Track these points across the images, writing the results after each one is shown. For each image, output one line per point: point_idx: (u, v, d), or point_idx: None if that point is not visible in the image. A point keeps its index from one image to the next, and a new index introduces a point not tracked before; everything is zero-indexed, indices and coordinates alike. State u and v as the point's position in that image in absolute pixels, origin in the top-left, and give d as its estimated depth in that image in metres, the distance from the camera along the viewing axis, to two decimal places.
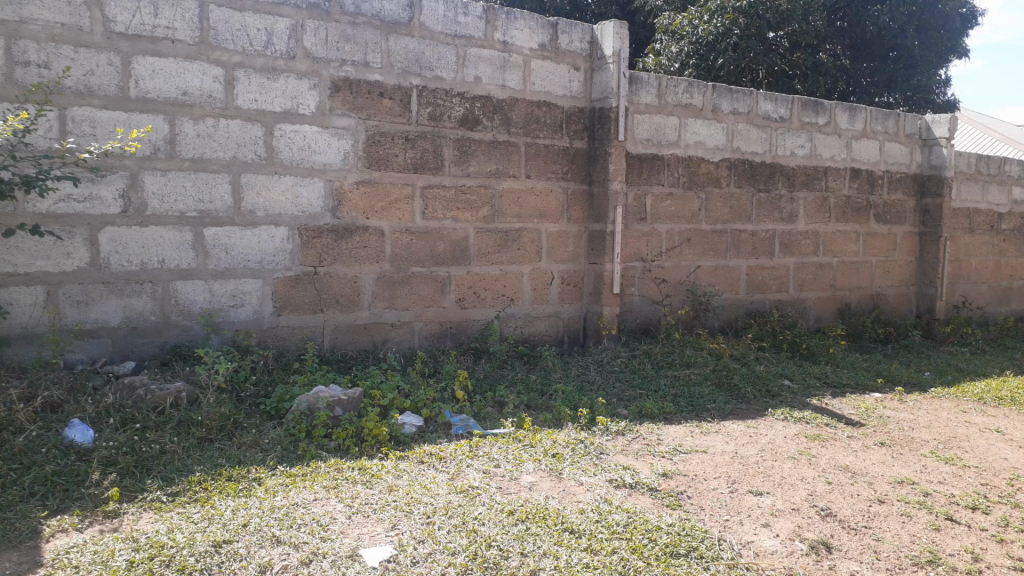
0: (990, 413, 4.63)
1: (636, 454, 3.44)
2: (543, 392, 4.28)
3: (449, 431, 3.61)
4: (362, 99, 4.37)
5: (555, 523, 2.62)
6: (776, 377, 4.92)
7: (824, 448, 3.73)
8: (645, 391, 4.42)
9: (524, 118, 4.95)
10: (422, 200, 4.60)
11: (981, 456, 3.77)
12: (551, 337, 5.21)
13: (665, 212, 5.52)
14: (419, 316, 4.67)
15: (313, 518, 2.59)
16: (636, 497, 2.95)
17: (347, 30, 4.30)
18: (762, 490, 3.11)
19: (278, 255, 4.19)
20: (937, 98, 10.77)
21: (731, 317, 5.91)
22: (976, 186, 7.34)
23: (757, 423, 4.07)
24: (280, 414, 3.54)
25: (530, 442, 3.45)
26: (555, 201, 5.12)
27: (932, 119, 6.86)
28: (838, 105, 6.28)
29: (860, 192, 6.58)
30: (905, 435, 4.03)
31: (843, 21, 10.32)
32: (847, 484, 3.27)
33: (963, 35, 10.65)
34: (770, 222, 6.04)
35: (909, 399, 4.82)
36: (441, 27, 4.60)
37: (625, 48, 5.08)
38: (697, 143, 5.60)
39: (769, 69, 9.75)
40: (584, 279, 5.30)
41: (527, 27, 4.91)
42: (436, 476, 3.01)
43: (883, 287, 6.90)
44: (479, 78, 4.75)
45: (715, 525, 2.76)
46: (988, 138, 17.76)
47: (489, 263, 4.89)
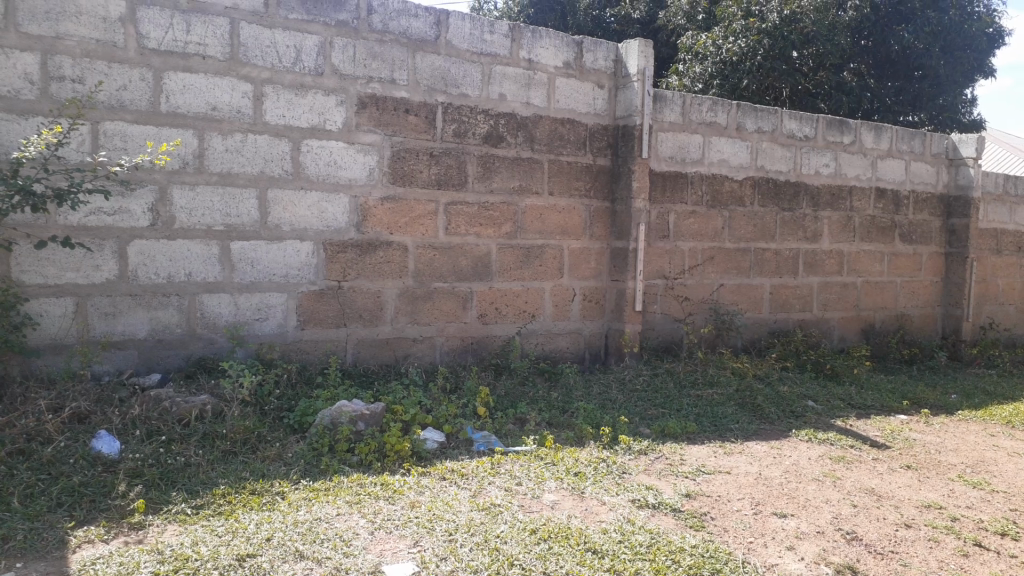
0: (1019, 437, 4.55)
1: (659, 474, 3.42)
2: (565, 409, 4.27)
3: (470, 447, 3.61)
4: (388, 116, 4.41)
5: (577, 542, 2.61)
6: (799, 398, 4.87)
7: (849, 470, 3.69)
8: (668, 410, 4.40)
9: (548, 135, 4.97)
10: (445, 217, 4.63)
11: (1011, 481, 3.71)
12: (572, 354, 5.20)
13: (688, 229, 5.51)
14: (441, 332, 4.68)
15: (336, 533, 2.59)
16: (659, 518, 2.93)
17: (374, 48, 4.35)
18: (786, 512, 3.08)
19: (303, 269, 4.23)
20: (963, 118, 10.68)
21: (754, 335, 5.87)
22: (1003, 207, 7.26)
23: (781, 444, 4.04)
24: (303, 428, 3.56)
25: (551, 460, 3.44)
26: (578, 219, 5.13)
27: (959, 138, 6.81)
28: (863, 124, 6.25)
29: (885, 212, 6.53)
30: (931, 458, 3.98)
31: (867, 40, 10.30)
32: (873, 507, 3.23)
33: (990, 55, 10.50)
34: (794, 241, 6.01)
35: (936, 422, 4.75)
36: (468, 44, 4.65)
37: (650, 67, 5.10)
38: (720, 161, 5.59)
39: (793, 88, 9.75)
40: (606, 296, 5.30)
41: (552, 45, 4.94)
42: (458, 493, 3.01)
43: (908, 307, 6.82)
44: (504, 95, 4.79)
45: (739, 548, 2.73)
46: (1014, 159, 17.61)
47: (511, 279, 4.90)
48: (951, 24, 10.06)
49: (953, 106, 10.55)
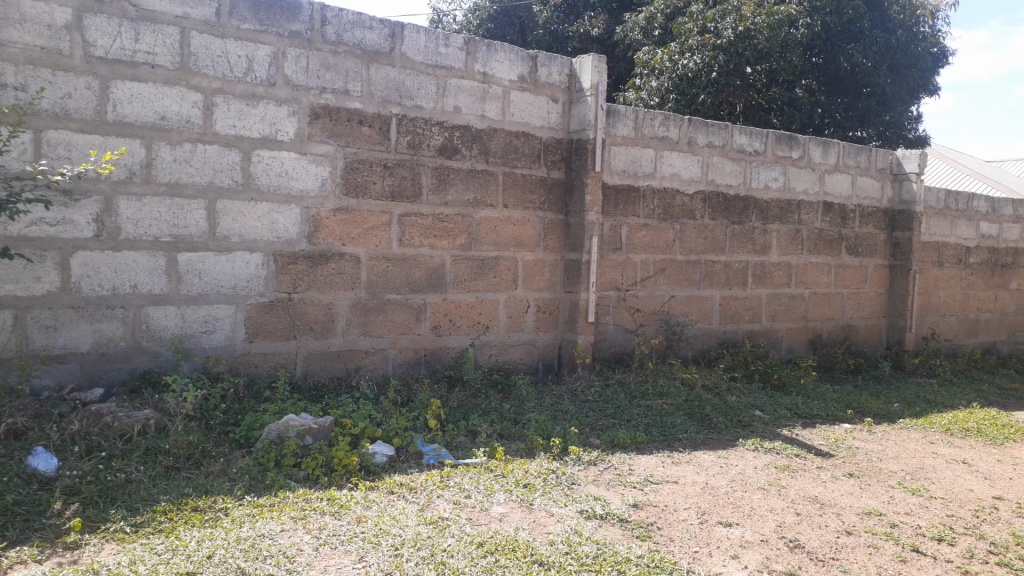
0: (957, 445, 4.68)
1: (608, 485, 3.44)
2: (517, 420, 4.27)
3: (420, 460, 3.59)
4: (341, 127, 4.39)
5: (524, 555, 2.62)
6: (747, 408, 4.95)
7: (793, 479, 3.75)
8: (618, 420, 4.44)
9: (502, 148, 4.99)
10: (398, 228, 4.61)
11: (948, 488, 3.82)
12: (526, 365, 5.21)
13: (640, 242, 5.57)
14: (393, 344, 4.66)
15: (279, 549, 2.56)
16: (606, 529, 2.95)
17: (328, 59, 4.34)
18: (731, 521, 3.12)
19: (252, 281, 4.18)
20: (908, 134, 10.99)
21: (704, 347, 5.95)
22: (945, 221, 7.48)
23: (728, 454, 4.10)
24: (249, 443, 3.51)
25: (501, 472, 3.45)
26: (532, 231, 5.16)
27: (903, 154, 7.00)
28: (811, 140, 6.40)
29: (832, 226, 6.68)
30: (874, 466, 4.07)
31: (818, 57, 10.49)
32: (815, 515, 3.29)
33: (934, 74, 10.85)
34: (743, 253, 6.12)
35: (879, 430, 4.86)
36: (422, 57, 4.65)
37: (603, 82, 5.16)
38: (672, 175, 5.67)
39: (746, 103, 9.94)
40: (560, 308, 5.33)
41: (507, 59, 4.98)
42: (406, 507, 2.99)
43: (854, 317, 6.97)
44: (458, 108, 4.80)
45: (684, 557, 2.76)
46: (956, 175, 18.18)
47: (465, 290, 4.90)
48: (898, 43, 10.38)
49: (900, 122, 10.85)
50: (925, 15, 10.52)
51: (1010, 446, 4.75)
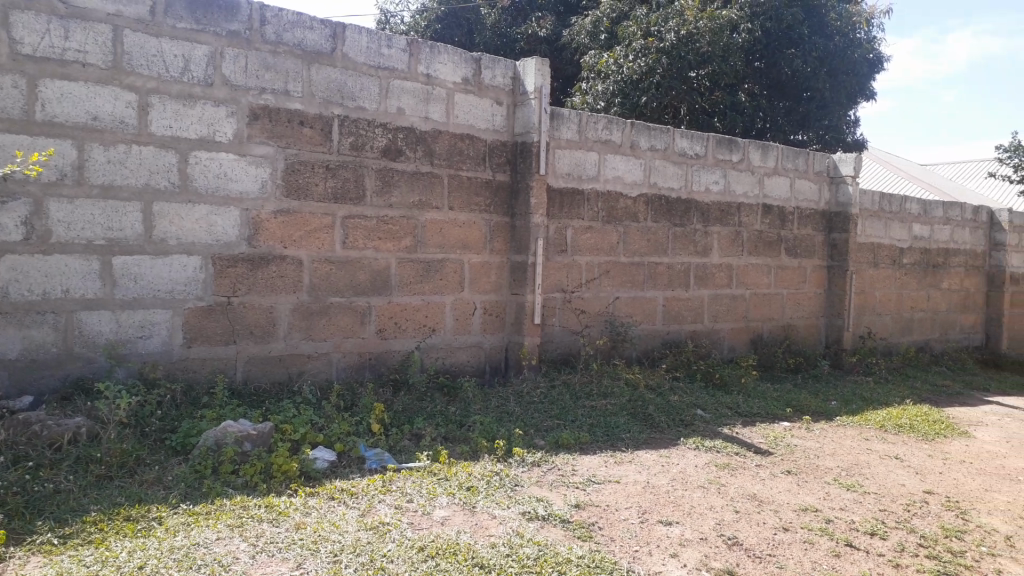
0: (891, 441, 4.82)
1: (551, 486, 3.45)
2: (462, 423, 4.25)
3: (362, 465, 3.55)
4: (281, 128, 4.32)
5: (465, 558, 2.61)
6: (690, 407, 5.02)
7: (732, 476, 3.82)
8: (563, 421, 4.45)
9: (447, 150, 4.98)
10: (342, 230, 4.56)
11: (881, 483, 3.92)
12: (472, 368, 5.19)
13: (585, 244, 5.61)
14: (337, 348, 4.60)
15: (214, 558, 2.51)
16: (548, 530, 2.95)
17: (267, 60, 4.27)
18: (671, 520, 3.16)
19: (190, 284, 4.09)
20: (845, 138, 11.28)
21: (648, 347, 6.02)
22: (879, 223, 7.70)
23: (669, 452, 4.15)
24: (186, 450, 3.43)
25: (444, 475, 3.43)
26: (477, 233, 5.15)
27: (839, 158, 7.18)
28: (750, 143, 6.52)
29: (772, 228, 6.82)
30: (811, 463, 4.16)
31: (760, 62, 10.66)
32: (754, 512, 3.35)
33: (870, 80, 11.16)
34: (685, 255, 6.22)
35: (816, 428, 4.98)
36: (364, 58, 4.61)
37: (547, 85, 5.19)
38: (616, 178, 5.73)
39: (690, 106, 10.08)
40: (506, 310, 5.33)
41: (451, 61, 4.96)
42: (346, 513, 2.95)
43: (794, 317, 7.13)
44: (402, 109, 4.77)
45: (625, 557, 2.79)
46: (892, 177, 18.74)
47: (410, 293, 4.87)
48: (836, 49, 10.64)
49: (838, 127, 11.14)
50: (860, 22, 10.81)
51: (940, 441, 4.91)
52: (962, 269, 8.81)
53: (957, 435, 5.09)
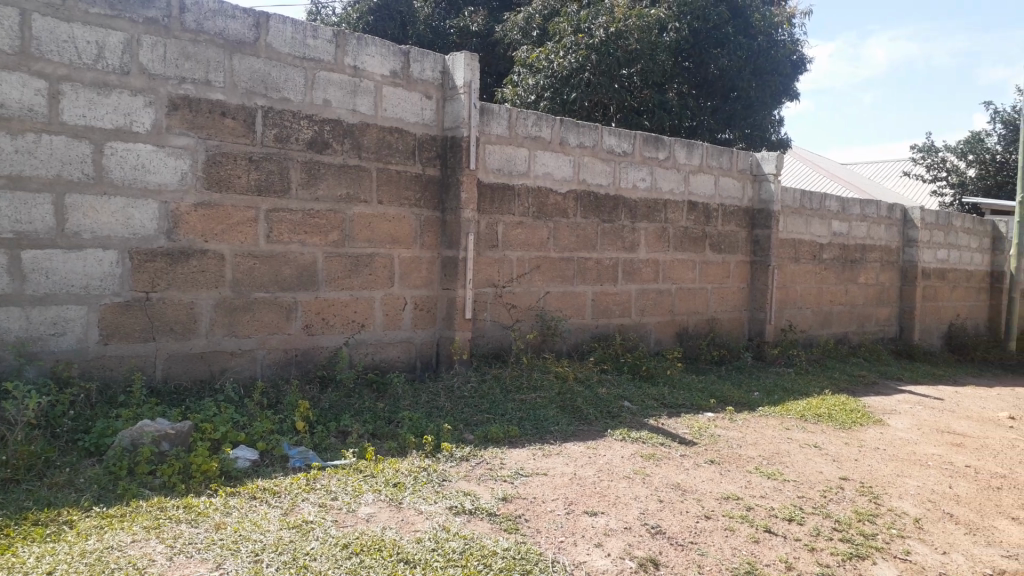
0: (809, 430, 4.98)
1: (478, 480, 3.45)
2: (391, 419, 4.21)
3: (286, 463, 3.48)
4: (202, 119, 4.20)
5: (390, 554, 2.58)
6: (617, 399, 5.09)
7: (657, 467, 3.89)
8: (493, 415, 4.45)
9: (375, 143, 4.91)
10: (265, 224, 4.46)
11: (799, 470, 4.05)
12: (402, 363, 5.15)
13: (515, 239, 5.62)
14: (261, 344, 4.50)
15: (128, 561, 2.42)
16: (474, 523, 2.95)
17: (188, 48, 4.14)
18: (596, 510, 3.19)
19: (105, 280, 3.94)
20: (770, 137, 11.59)
21: (578, 341, 6.08)
22: (800, 220, 7.94)
23: (597, 444, 4.19)
24: (100, 451, 3.31)
25: (371, 472, 3.39)
26: (407, 227, 5.10)
27: (762, 156, 7.38)
28: (676, 141, 6.64)
29: (697, 224, 6.97)
30: (733, 453, 4.27)
31: (688, 62, 10.90)
32: (677, 501, 3.41)
33: (792, 80, 11.51)
34: (614, 251, 6.30)
35: (739, 418, 5.11)
36: (289, 48, 4.52)
37: (476, 80, 5.18)
38: (545, 174, 5.76)
39: (620, 104, 10.17)
40: (437, 305, 5.30)
41: (378, 54, 4.91)
42: (268, 512, 2.89)
43: (718, 311, 7.29)
44: (328, 101, 4.68)
45: (550, 548, 2.81)
46: (815, 176, 19.39)
47: (338, 288, 4.79)
48: (760, 50, 10.92)
49: (762, 126, 11.43)
50: (783, 23, 11.13)
51: (855, 429, 5.10)
52: (878, 264, 9.16)
53: (871, 423, 5.29)
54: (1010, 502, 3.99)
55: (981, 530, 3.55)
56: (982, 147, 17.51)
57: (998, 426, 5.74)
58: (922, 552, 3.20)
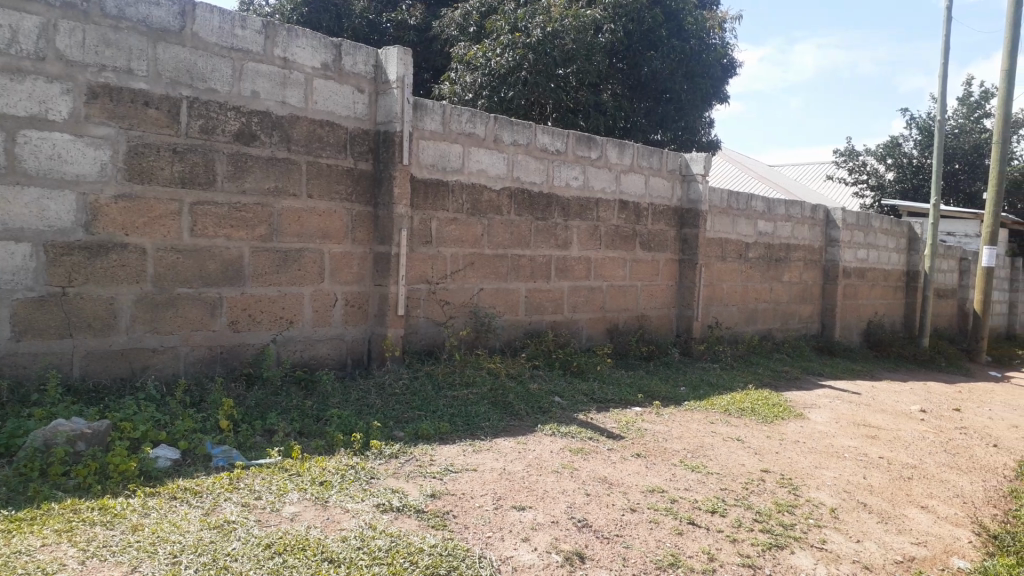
0: (733, 423, 5.12)
1: (407, 476, 3.43)
2: (319, 417, 4.15)
3: (208, 463, 3.40)
4: (124, 108, 4.06)
5: (314, 553, 2.55)
6: (548, 395, 5.13)
7: (585, 461, 3.94)
8: (424, 412, 4.43)
9: (305, 136, 4.83)
10: (189, 217, 4.34)
11: (722, 463, 4.15)
12: (332, 360, 5.08)
13: (449, 236, 5.61)
14: (185, 341, 4.37)
15: (38, 566, 2.33)
16: (402, 521, 2.94)
17: (108, 34, 4.00)
18: (524, 505, 3.22)
19: (19, 274, 3.78)
20: (700, 139, 11.89)
21: (511, 337, 6.11)
22: (727, 220, 8.14)
23: (526, 439, 4.22)
24: (10, 452, 3.18)
25: (297, 471, 3.34)
26: (338, 223, 5.04)
27: (690, 157, 7.53)
28: (608, 141, 6.73)
29: (628, 223, 7.07)
30: (658, 446, 4.35)
31: (622, 63, 11.07)
32: (604, 495, 3.46)
33: (723, 83, 11.79)
34: (547, 248, 6.34)
35: (666, 412, 5.21)
36: (216, 38, 4.40)
37: (409, 75, 5.14)
38: (480, 171, 5.76)
39: (557, 103, 10.25)
40: (369, 301, 5.25)
41: (309, 45, 4.83)
42: (188, 512, 2.82)
43: (648, 308, 7.42)
44: (257, 93, 4.59)
45: (477, 543, 2.81)
46: (743, 178, 19.92)
47: (266, 284, 4.70)
48: (692, 53, 11.12)
49: (693, 127, 11.67)
50: (715, 27, 11.37)
51: (777, 423, 5.25)
52: (801, 263, 9.45)
53: (792, 417, 5.46)
54: (920, 492, 4.18)
55: (893, 518, 3.71)
56: (898, 153, 18.29)
57: (911, 418, 6.00)
58: (838, 541, 3.33)
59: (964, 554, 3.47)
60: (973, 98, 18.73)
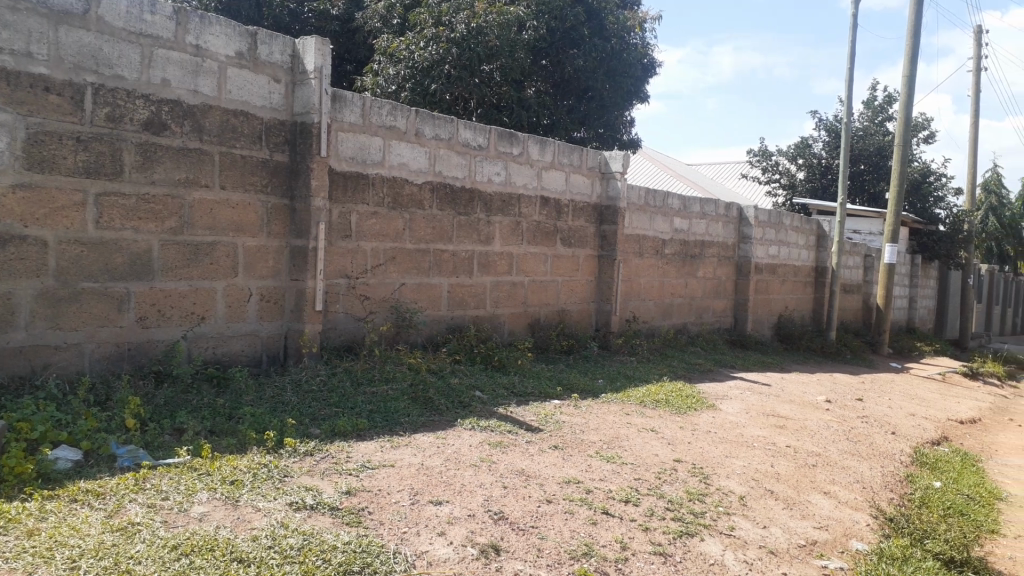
0: (648, 415, 5.24)
1: (322, 474, 3.39)
2: (231, 415, 4.05)
3: (112, 464, 3.28)
4: (23, 93, 3.87)
5: (223, 553, 2.50)
6: (469, 389, 5.14)
7: (503, 454, 3.96)
8: (341, 409, 4.37)
9: (218, 126, 4.70)
10: (94, 209, 4.17)
11: (637, 454, 4.24)
12: (247, 357, 4.97)
13: (369, 230, 5.54)
14: (89, 338, 4.20)
15: None
16: (315, 518, 2.90)
17: (5, 16, 3.80)
18: (441, 499, 3.22)
19: None
20: (621, 137, 12.09)
21: (432, 332, 6.09)
22: (644, 217, 8.31)
23: (445, 434, 4.22)
24: None
25: (206, 471, 3.25)
26: (253, 215, 4.92)
27: (609, 155, 7.65)
28: (529, 138, 6.77)
29: (549, 219, 7.13)
30: (575, 438, 4.42)
31: (546, 61, 11.17)
32: (520, 487, 3.50)
33: (643, 83, 12.01)
34: (469, 243, 6.34)
35: (583, 405, 5.29)
36: (124, 23, 4.24)
37: (327, 66, 5.06)
38: (400, 165, 5.72)
39: (480, 99, 10.25)
40: (285, 296, 5.15)
41: (223, 33, 4.70)
42: (89, 515, 2.72)
43: (568, 303, 7.50)
44: (167, 81, 4.44)
45: (393, 539, 2.80)
46: (663, 176, 20.34)
47: (176, 278, 4.56)
48: (613, 52, 11.27)
49: (614, 126, 11.88)
50: (635, 27, 11.57)
51: (690, 414, 5.40)
52: (715, 259, 9.72)
53: (704, 408, 5.62)
54: (823, 478, 4.36)
55: (797, 504, 3.87)
56: (808, 154, 19.00)
57: (816, 408, 6.25)
58: (745, 527, 3.45)
59: (862, 537, 3.65)
60: (877, 102, 19.57)
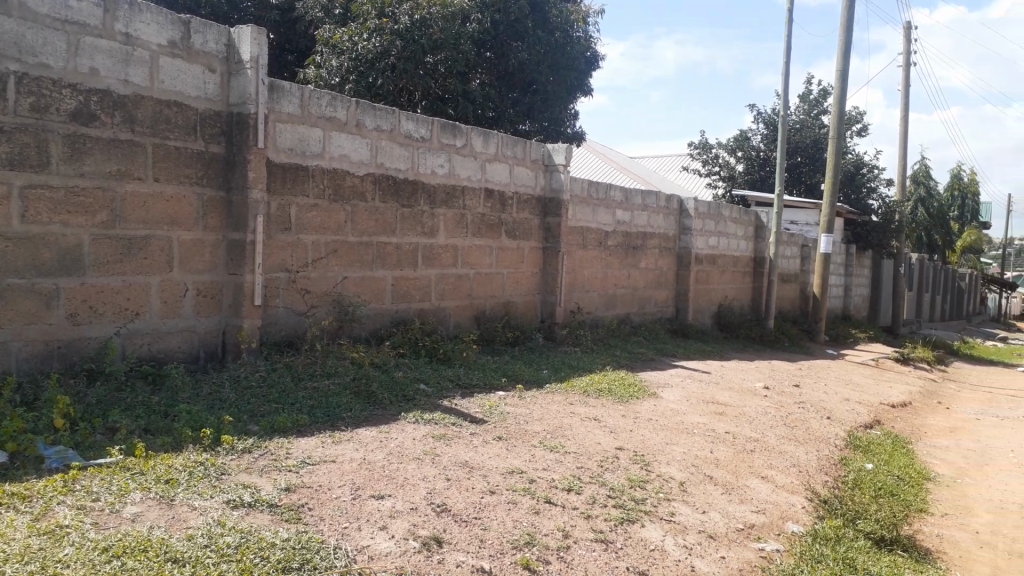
0: (592, 404, 5.30)
1: (261, 471, 3.33)
2: (167, 413, 3.95)
3: (40, 465, 3.17)
4: None
5: (156, 554, 2.44)
6: (413, 382, 5.12)
7: (447, 446, 3.96)
8: (281, 405, 4.30)
9: (150, 117, 4.57)
10: (20, 202, 4.02)
11: (580, 442, 4.29)
12: (184, 353, 4.85)
13: (309, 222, 5.46)
14: (16, 336, 4.05)
15: None
16: (253, 516, 2.85)
17: None
18: (383, 493, 3.20)
19: None
20: (564, 131, 12.21)
21: (376, 325, 6.04)
22: (588, 209, 8.37)
23: (389, 428, 4.20)
24: None
25: (139, 470, 3.17)
26: (188, 208, 4.80)
27: (552, 148, 7.69)
28: (472, 130, 6.75)
29: (493, 211, 7.13)
30: (520, 428, 4.44)
31: (489, 52, 11.01)
32: (464, 479, 3.49)
33: (587, 75, 12.09)
34: (412, 236, 6.30)
35: (528, 395, 5.33)
36: (48, 9, 4.09)
37: (264, 55, 4.96)
38: (341, 156, 5.64)
39: (425, 91, 10.19)
40: (222, 291, 5.04)
41: (154, 21, 4.56)
42: (14, 519, 2.62)
43: (513, 295, 7.51)
44: (96, 69, 4.29)
45: (333, 534, 2.77)
46: (608, 168, 20.54)
47: (108, 273, 4.42)
48: (556, 45, 11.34)
49: (558, 119, 11.99)
50: (579, 19, 11.63)
51: (632, 402, 5.47)
52: (657, 250, 9.85)
53: (647, 396, 5.71)
54: (761, 463, 4.47)
55: (736, 489, 3.95)
56: (749, 146, 19.44)
57: (755, 395, 6.39)
58: (685, 512, 3.51)
59: (798, 519, 3.75)
60: (814, 96, 20.06)
